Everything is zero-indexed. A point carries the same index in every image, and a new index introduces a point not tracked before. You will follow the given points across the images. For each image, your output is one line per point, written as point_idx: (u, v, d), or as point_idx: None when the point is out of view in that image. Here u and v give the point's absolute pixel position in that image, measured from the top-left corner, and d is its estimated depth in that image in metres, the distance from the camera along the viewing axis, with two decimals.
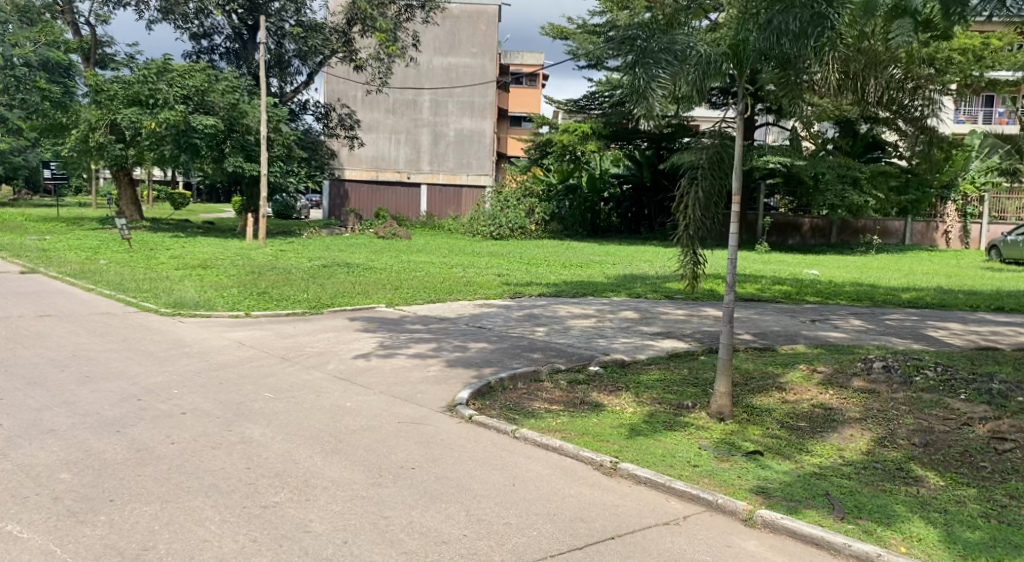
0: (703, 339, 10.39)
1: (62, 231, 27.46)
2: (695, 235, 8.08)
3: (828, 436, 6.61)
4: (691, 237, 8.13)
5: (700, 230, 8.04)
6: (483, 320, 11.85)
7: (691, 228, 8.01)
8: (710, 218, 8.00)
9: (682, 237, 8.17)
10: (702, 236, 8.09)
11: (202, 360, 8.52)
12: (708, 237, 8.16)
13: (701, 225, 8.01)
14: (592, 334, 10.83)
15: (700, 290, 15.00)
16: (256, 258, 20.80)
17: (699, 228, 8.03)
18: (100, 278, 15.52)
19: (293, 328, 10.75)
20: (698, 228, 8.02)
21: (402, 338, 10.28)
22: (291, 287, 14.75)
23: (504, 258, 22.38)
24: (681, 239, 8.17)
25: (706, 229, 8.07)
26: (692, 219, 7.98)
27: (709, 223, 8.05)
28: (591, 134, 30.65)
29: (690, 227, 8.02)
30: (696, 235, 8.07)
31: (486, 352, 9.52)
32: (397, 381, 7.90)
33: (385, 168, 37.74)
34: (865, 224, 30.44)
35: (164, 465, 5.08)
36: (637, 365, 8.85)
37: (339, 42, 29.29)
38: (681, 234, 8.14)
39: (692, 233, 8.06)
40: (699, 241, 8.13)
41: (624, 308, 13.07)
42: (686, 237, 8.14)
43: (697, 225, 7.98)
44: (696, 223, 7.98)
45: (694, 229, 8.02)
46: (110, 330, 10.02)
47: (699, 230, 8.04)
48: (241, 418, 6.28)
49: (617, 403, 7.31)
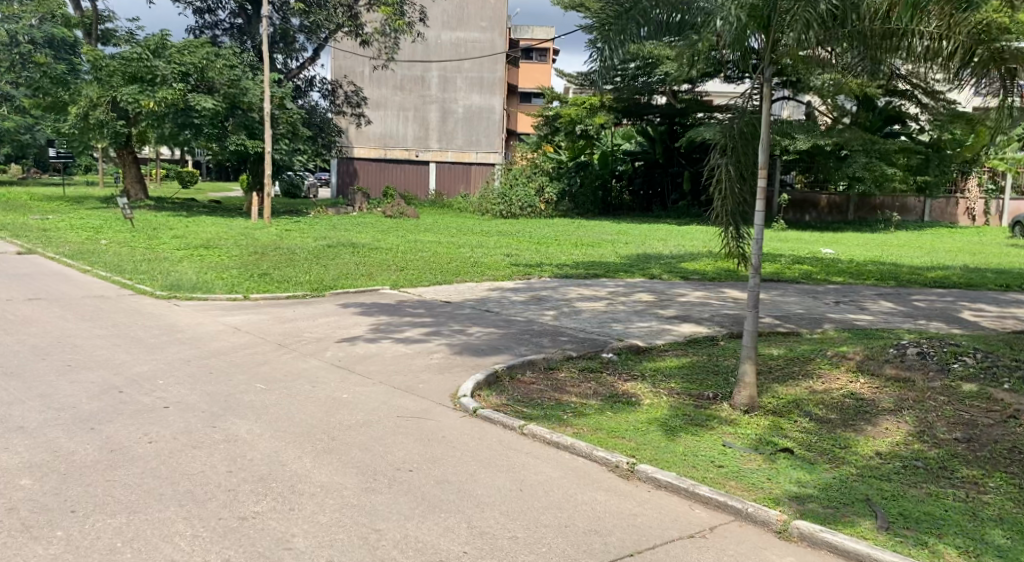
0: (721, 323, 9.89)
1: (65, 210, 27.16)
2: (733, 209, 7.52)
3: (860, 429, 6.11)
4: (731, 212, 7.56)
5: (739, 205, 7.51)
6: (491, 303, 11.38)
7: (728, 202, 7.47)
8: (746, 191, 7.50)
9: (721, 214, 7.60)
10: (742, 211, 7.55)
11: (192, 347, 8.09)
12: (749, 211, 7.63)
13: (737, 198, 7.48)
14: (605, 317, 10.34)
15: (716, 271, 14.46)
16: (261, 238, 20.40)
17: (736, 203, 7.50)
18: (98, 258, 15.15)
19: (292, 312, 10.32)
20: (735, 203, 7.50)
21: (406, 322, 9.82)
22: (293, 268, 14.31)
23: (513, 237, 21.92)
24: (721, 216, 7.61)
25: (744, 203, 7.55)
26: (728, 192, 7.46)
27: (745, 198, 7.53)
28: (600, 108, 30.00)
29: (727, 202, 7.50)
30: (734, 210, 7.53)
31: (494, 337, 9.05)
32: (398, 370, 7.42)
33: (393, 146, 37.31)
34: (884, 200, 29.67)
35: (136, 468, 4.64)
36: (653, 352, 8.37)
37: (344, 16, 28.46)
38: (720, 210, 7.57)
39: (731, 208, 7.51)
40: (740, 216, 7.58)
41: (638, 290, 12.57)
42: (725, 213, 7.57)
43: (734, 198, 7.45)
44: (732, 197, 7.46)
45: (732, 203, 7.48)
46: (100, 314, 9.62)
47: (736, 206, 7.51)
48: (228, 412, 5.84)
49: (634, 393, 6.84)
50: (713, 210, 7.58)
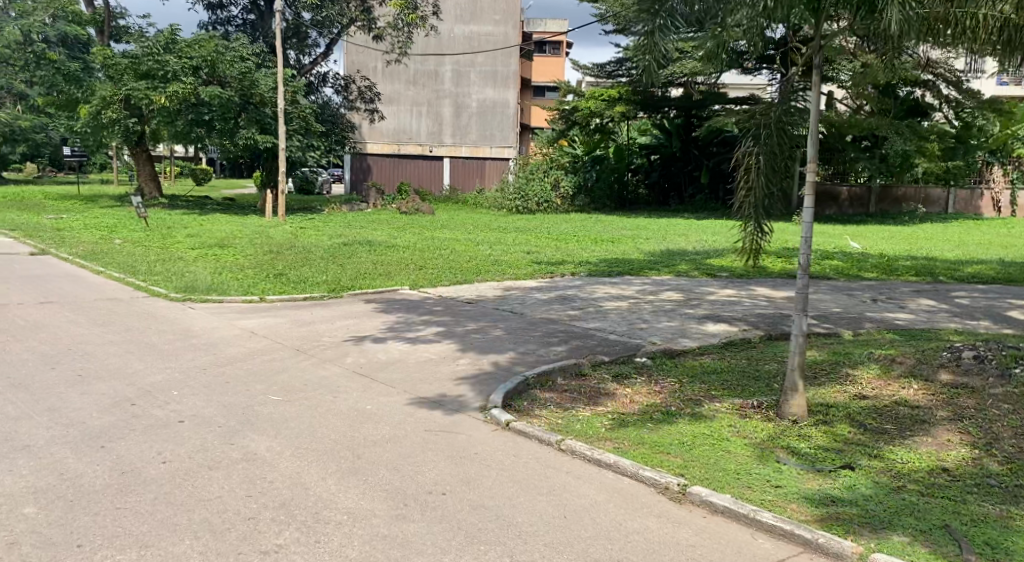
0: (757, 323, 9.48)
1: (78, 209, 26.97)
2: (757, 204, 7.24)
3: (921, 440, 5.71)
4: (754, 207, 7.27)
5: (765, 200, 7.19)
6: (514, 302, 10.99)
7: (752, 195, 7.16)
8: (775, 184, 7.17)
9: (744, 207, 7.31)
10: (767, 205, 7.26)
11: (208, 354, 7.77)
12: (774, 206, 7.33)
13: (765, 191, 7.15)
14: (634, 316, 9.96)
15: (744, 268, 14.03)
16: (275, 236, 20.12)
17: (762, 196, 7.18)
18: (112, 259, 14.89)
19: (311, 315, 9.99)
20: (761, 197, 7.18)
21: (428, 324, 9.48)
22: (310, 268, 13.98)
23: (531, 232, 21.53)
24: (744, 209, 7.31)
25: (771, 197, 7.25)
26: (754, 185, 7.14)
27: (772, 192, 7.20)
28: (619, 99, 29.63)
29: (752, 195, 7.18)
30: (757, 205, 7.24)
31: (520, 338, 8.69)
32: (422, 378, 7.08)
33: (406, 141, 36.94)
34: (906, 192, 29.04)
35: (149, 492, 4.30)
36: (689, 355, 7.98)
37: (356, 10, 28.30)
38: (743, 203, 7.29)
39: (756, 202, 7.20)
40: (765, 209, 7.26)
41: (664, 288, 12.18)
42: (748, 207, 7.28)
43: (760, 192, 7.13)
44: (760, 189, 7.12)
45: (757, 196, 7.15)
46: (112, 319, 9.32)
47: (763, 200, 7.20)
48: (246, 427, 5.50)
49: (670, 402, 6.45)
50: (736, 202, 7.29)
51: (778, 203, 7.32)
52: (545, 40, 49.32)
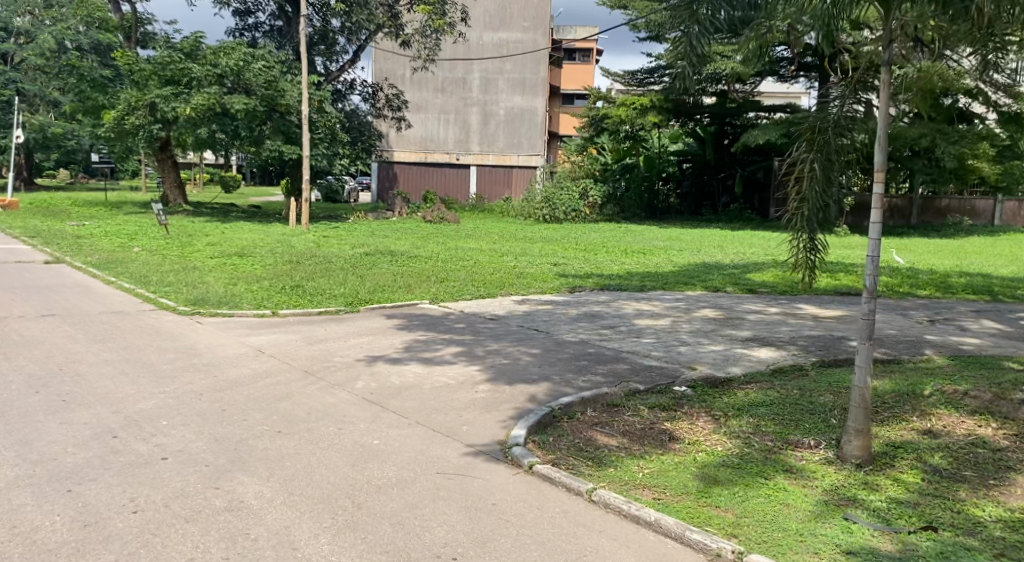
0: (806, 347, 8.75)
1: (103, 216, 26.80)
2: (811, 217, 6.72)
3: (1011, 489, 4.96)
4: (808, 218, 6.76)
5: (818, 212, 6.66)
6: (541, 320, 10.35)
7: (805, 207, 6.64)
8: (831, 194, 6.64)
9: (795, 218, 6.81)
10: (822, 216, 6.72)
11: (208, 377, 7.18)
12: (829, 217, 6.79)
13: (820, 205, 6.63)
14: (669, 338, 9.23)
15: (785, 284, 13.28)
16: (297, 245, 19.66)
17: (815, 208, 6.64)
18: (125, 268, 14.47)
19: (323, 331, 9.39)
20: (814, 210, 6.65)
21: (449, 343, 8.83)
22: (328, 279, 13.43)
23: (557, 243, 20.91)
24: (795, 220, 6.80)
25: (826, 208, 6.71)
26: (808, 197, 6.61)
27: (827, 203, 6.67)
28: (651, 108, 28.74)
29: (805, 207, 6.66)
30: (811, 218, 6.71)
31: (546, 362, 8.01)
32: (438, 406, 6.42)
33: (434, 149, 36.59)
34: (949, 204, 27.97)
35: (110, 554, 3.70)
36: (732, 385, 7.30)
37: (385, 16, 27.77)
38: (794, 215, 6.79)
39: (810, 214, 6.68)
40: (819, 220, 6.73)
41: (700, 305, 11.45)
42: (800, 218, 6.77)
43: (813, 203, 6.60)
44: (813, 201, 6.60)
45: (811, 208, 6.61)
46: (113, 334, 8.77)
47: (816, 213, 6.67)
48: (236, 467, 4.88)
49: (715, 442, 5.81)
50: (787, 214, 6.80)
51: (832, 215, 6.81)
52: (574, 48, 48.69)
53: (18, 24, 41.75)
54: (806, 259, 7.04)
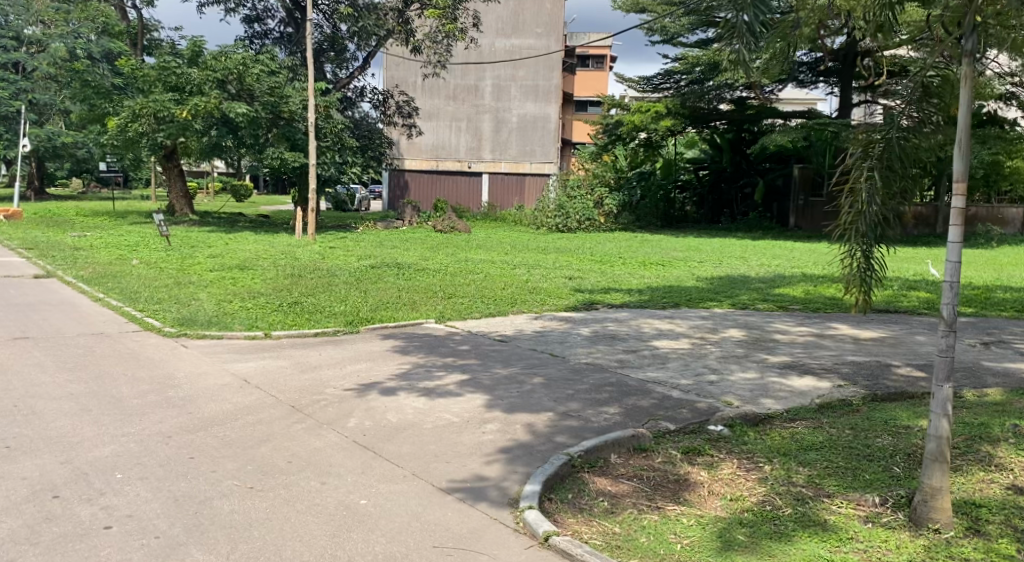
0: (851, 376, 7.86)
1: (106, 227, 26.18)
2: (867, 233, 6.25)
3: None
4: (862, 233, 6.26)
5: (873, 226, 6.18)
6: (556, 341, 9.51)
7: (861, 220, 6.14)
8: (890, 207, 6.17)
9: (848, 233, 6.31)
10: (878, 231, 6.24)
11: (183, 413, 6.39)
12: (886, 233, 6.32)
13: (877, 218, 6.15)
14: (697, 364, 8.33)
15: (819, 300, 12.40)
16: (302, 257, 18.87)
17: (873, 221, 6.15)
18: (118, 282, 13.75)
19: (318, 356, 8.59)
20: (870, 224, 6.17)
21: (453, 370, 7.98)
22: (328, 295, 12.62)
23: (572, 255, 20.06)
24: (848, 235, 6.30)
25: (883, 222, 6.23)
26: (863, 210, 6.13)
27: (885, 216, 6.19)
28: (665, 114, 28.00)
29: (860, 221, 6.17)
30: (866, 232, 6.23)
31: (561, 393, 7.14)
32: (439, 453, 5.58)
33: (445, 157, 35.96)
34: (977, 212, 26.91)
35: None
36: (774, 422, 6.46)
37: (394, 22, 27.06)
38: (847, 229, 6.29)
39: (865, 228, 6.19)
40: (875, 235, 6.25)
41: (727, 325, 10.54)
42: (854, 233, 6.27)
43: (871, 215, 6.11)
44: (869, 213, 6.12)
45: (867, 221, 6.13)
46: (85, 360, 7.98)
47: (872, 228, 6.19)
48: (190, 541, 4.08)
49: (765, 498, 5.00)
50: (838, 228, 6.31)
51: (889, 230, 6.31)
52: (589, 54, 47.79)
53: (29, 34, 41.63)
54: (860, 282, 6.51)
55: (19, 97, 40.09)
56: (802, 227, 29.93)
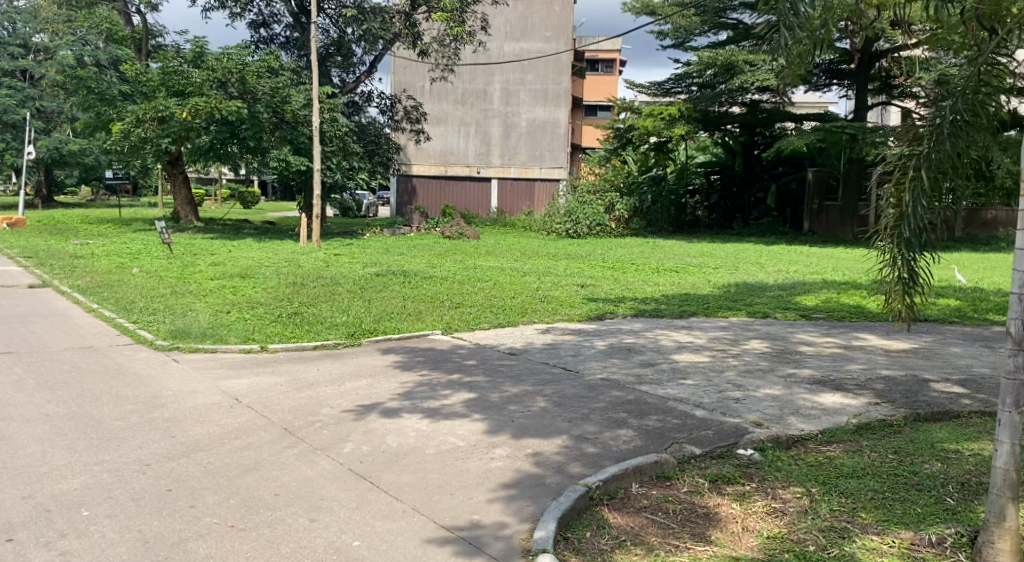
0: (887, 393, 7.29)
1: (110, 234, 25.78)
2: (910, 238, 6.49)
3: None
4: (906, 239, 6.51)
5: (916, 230, 6.45)
6: (568, 354, 8.98)
7: (905, 222, 6.43)
8: (934, 212, 6.43)
9: (891, 237, 6.59)
10: (923, 236, 6.48)
11: (166, 437, 5.88)
12: (931, 238, 6.55)
13: (921, 223, 6.42)
14: (720, 380, 7.78)
15: (844, 309, 11.83)
16: (305, 264, 18.41)
17: (917, 224, 6.42)
18: (114, 292, 13.31)
19: (315, 372, 8.09)
20: (914, 230, 6.44)
21: (459, 388, 7.46)
22: (330, 305, 12.11)
23: (584, 261, 19.51)
24: (891, 240, 6.59)
25: (928, 226, 6.47)
26: (906, 213, 6.43)
27: (930, 220, 6.44)
28: (679, 118, 27.53)
29: (904, 223, 6.46)
30: (910, 239, 6.49)
31: (574, 414, 6.62)
32: (443, 484, 5.07)
33: (453, 162, 35.56)
34: (997, 215, 26.21)
35: None
36: (808, 445, 5.93)
37: (402, 24, 26.58)
38: (890, 232, 6.58)
39: (908, 232, 6.46)
40: (919, 240, 6.49)
41: (748, 336, 9.99)
42: (897, 239, 6.55)
43: (916, 218, 6.38)
44: (915, 215, 6.39)
45: (910, 225, 6.42)
46: (69, 377, 7.50)
47: (916, 233, 6.45)
48: None
49: (805, 536, 4.47)
50: (882, 231, 6.63)
51: (931, 235, 6.55)
52: (598, 58, 47.26)
53: (37, 42, 41.50)
54: (899, 293, 6.68)
55: (26, 105, 39.89)
56: (818, 231, 29.02)
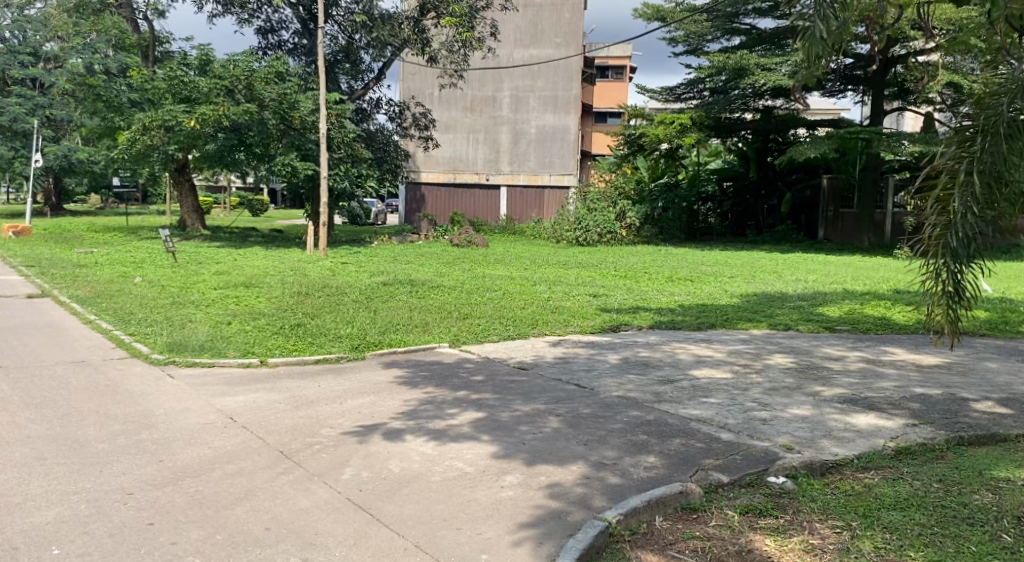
0: (923, 413, 6.83)
1: (116, 242, 25.51)
2: (956, 249, 5.62)
3: None
4: (952, 249, 5.65)
5: (964, 240, 5.59)
6: (582, 369, 8.55)
7: (950, 233, 5.58)
8: (985, 221, 5.61)
9: (934, 247, 5.71)
10: (972, 246, 5.63)
11: (152, 462, 5.47)
12: (980, 250, 5.70)
13: (970, 231, 5.59)
14: (744, 399, 7.32)
15: (868, 320, 11.37)
16: (310, 273, 18.02)
17: (966, 233, 5.57)
18: (114, 303, 12.95)
19: (316, 388, 7.69)
20: (961, 239, 5.58)
21: (467, 406, 7.03)
22: (335, 316, 11.72)
23: (595, 270, 19.07)
24: (934, 250, 5.71)
25: (978, 236, 5.63)
26: (952, 220, 5.61)
27: (980, 229, 5.61)
28: (690, 127, 27.23)
29: (950, 233, 5.61)
30: (957, 249, 5.62)
31: (589, 436, 6.18)
32: (449, 517, 4.67)
33: (462, 169, 35.22)
34: None
35: None
36: (844, 471, 5.49)
37: (411, 30, 26.33)
38: (933, 242, 5.70)
39: (955, 242, 5.59)
40: (967, 251, 5.62)
41: (771, 350, 9.52)
42: (942, 250, 5.67)
43: (965, 225, 5.55)
44: (963, 223, 5.56)
45: (957, 233, 5.57)
46: (56, 395, 7.10)
47: (964, 244, 5.59)
48: None
49: None
50: (922, 241, 5.77)
51: (982, 246, 5.69)
52: (608, 65, 46.87)
53: (47, 50, 41.42)
54: (940, 305, 5.78)
55: (36, 113, 39.74)
56: (831, 239, 29.09)
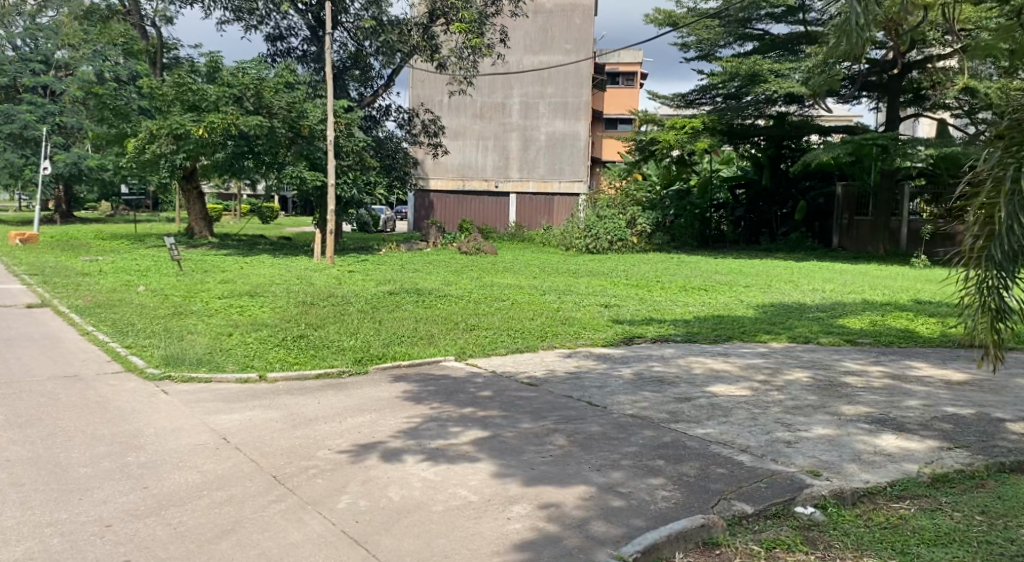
0: (956, 435, 6.43)
1: (123, 250, 25.27)
2: (1001, 260, 5.25)
3: None
4: (997, 260, 5.27)
5: (1011, 251, 5.21)
6: (593, 385, 8.17)
7: (996, 243, 5.21)
8: None
9: (978, 260, 5.33)
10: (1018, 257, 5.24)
11: (135, 489, 5.15)
12: None
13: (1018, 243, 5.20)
14: (766, 418, 6.93)
15: (889, 333, 10.95)
16: (317, 282, 17.73)
17: (1013, 244, 5.20)
18: (115, 313, 12.65)
19: (316, 405, 7.34)
20: (1006, 250, 5.21)
21: (472, 425, 6.67)
22: (339, 327, 11.38)
23: (606, 278, 18.71)
24: (976, 262, 5.33)
25: None
26: (997, 231, 5.21)
27: None
28: (703, 131, 26.68)
29: (995, 243, 5.24)
30: (1002, 261, 5.25)
31: (601, 458, 5.80)
32: (451, 555, 4.34)
33: (472, 176, 34.92)
34: None
35: None
36: (876, 501, 5.10)
37: (420, 37, 26.07)
38: (977, 254, 5.31)
39: (1001, 253, 5.22)
40: (1013, 262, 5.24)
41: (790, 365, 9.11)
42: (986, 261, 5.29)
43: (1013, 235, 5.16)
44: (1010, 233, 5.17)
45: (1003, 244, 5.19)
46: (42, 413, 6.79)
47: (1010, 255, 5.22)
48: None
49: None
50: (962, 253, 5.38)
51: None
52: (618, 71, 46.51)
53: (59, 57, 41.34)
54: (982, 320, 5.39)
55: (46, 120, 39.65)
56: (845, 247, 28.34)
